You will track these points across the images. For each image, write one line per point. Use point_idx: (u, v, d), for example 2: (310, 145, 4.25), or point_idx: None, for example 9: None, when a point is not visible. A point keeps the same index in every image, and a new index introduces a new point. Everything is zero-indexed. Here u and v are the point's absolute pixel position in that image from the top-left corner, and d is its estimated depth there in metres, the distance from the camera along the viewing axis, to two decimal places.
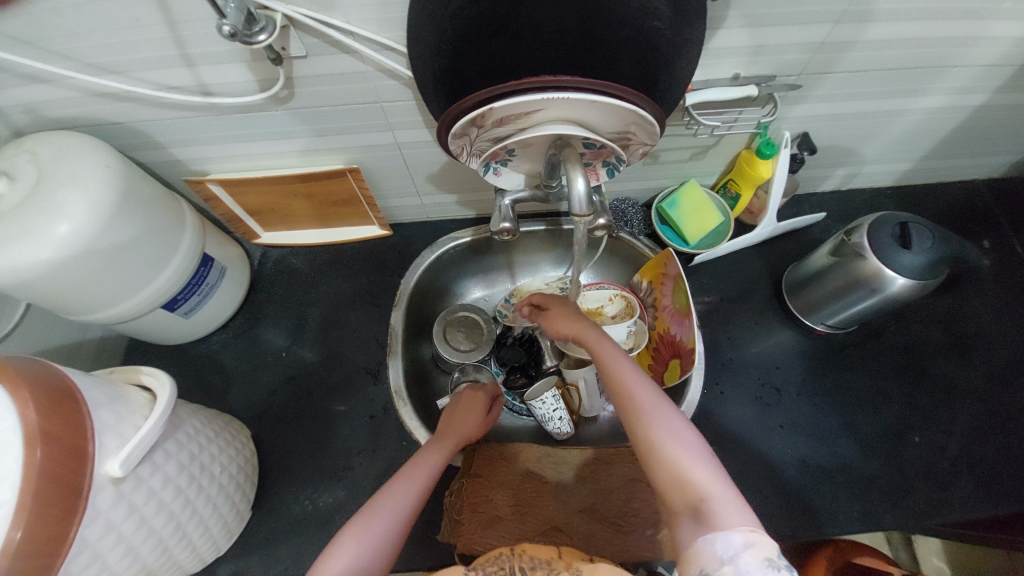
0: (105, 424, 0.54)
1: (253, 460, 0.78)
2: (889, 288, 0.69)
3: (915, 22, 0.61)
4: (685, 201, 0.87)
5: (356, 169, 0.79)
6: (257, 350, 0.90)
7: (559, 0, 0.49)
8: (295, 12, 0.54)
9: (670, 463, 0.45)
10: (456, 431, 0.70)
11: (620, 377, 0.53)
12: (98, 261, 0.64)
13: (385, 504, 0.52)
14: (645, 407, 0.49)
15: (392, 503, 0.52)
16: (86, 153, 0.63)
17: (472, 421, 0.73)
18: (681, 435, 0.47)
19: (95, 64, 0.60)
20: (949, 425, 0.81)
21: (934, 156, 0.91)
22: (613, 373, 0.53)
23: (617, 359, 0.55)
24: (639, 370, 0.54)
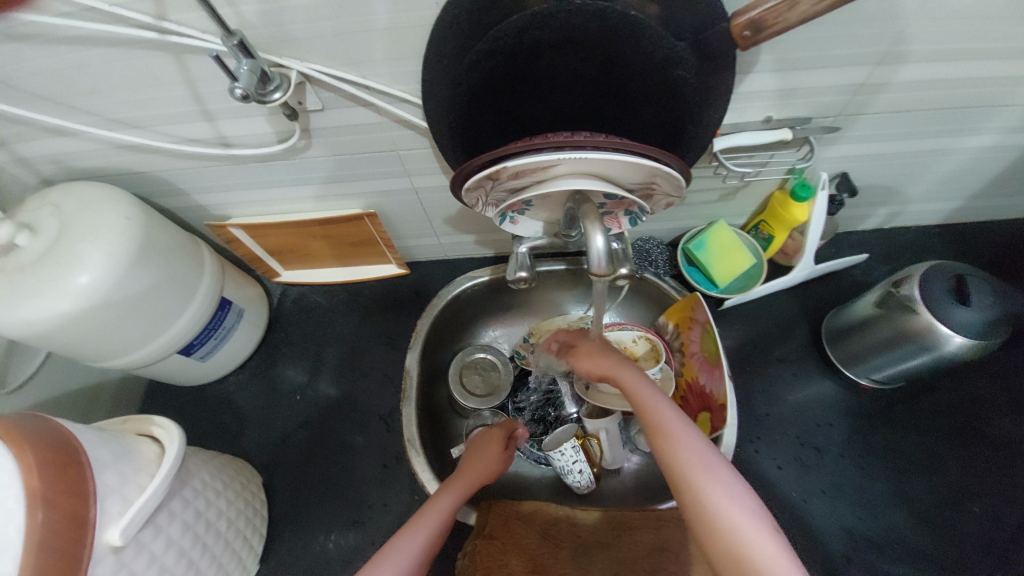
0: (108, 487, 0.53)
1: (261, 511, 0.77)
2: (944, 346, 0.64)
3: (968, 61, 0.56)
4: (713, 242, 0.83)
5: (373, 213, 0.79)
6: (273, 391, 0.90)
7: (579, 50, 0.47)
8: (309, 69, 0.53)
9: (724, 529, 0.40)
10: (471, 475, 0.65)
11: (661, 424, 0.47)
12: (114, 312, 0.64)
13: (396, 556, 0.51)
14: (692, 460, 0.43)
15: (400, 552, 0.51)
16: (107, 205, 0.64)
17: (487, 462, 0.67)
18: (738, 496, 0.42)
19: (120, 120, 0.61)
20: (1016, 495, 0.72)
21: (990, 194, 0.84)
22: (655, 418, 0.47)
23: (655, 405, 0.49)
24: (686, 417, 0.48)
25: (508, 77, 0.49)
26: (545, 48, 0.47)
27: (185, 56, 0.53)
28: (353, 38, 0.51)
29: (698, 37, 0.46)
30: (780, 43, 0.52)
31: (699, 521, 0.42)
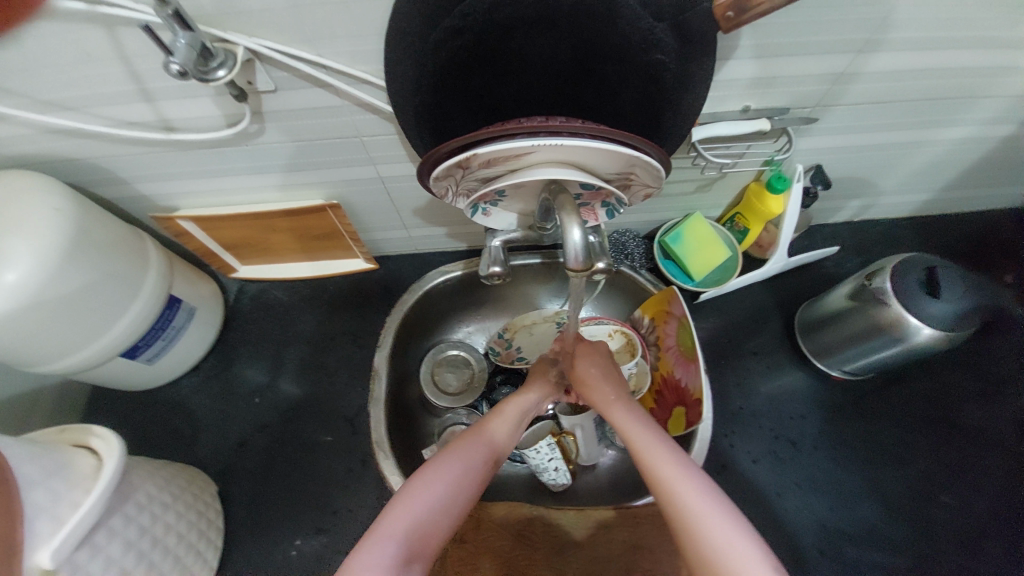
0: (36, 507, 0.48)
1: (217, 522, 0.72)
2: (916, 337, 0.64)
3: (943, 52, 0.56)
4: (690, 234, 0.82)
5: (337, 204, 0.74)
6: (231, 394, 0.84)
7: (552, 29, 0.44)
8: (260, 46, 0.48)
9: (712, 558, 0.39)
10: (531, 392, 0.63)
11: (652, 461, 0.46)
12: (46, 313, 0.58)
13: (456, 455, 0.49)
14: (683, 497, 0.42)
15: (464, 452, 0.49)
16: (33, 195, 0.58)
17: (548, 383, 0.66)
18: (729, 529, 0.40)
19: (44, 100, 0.55)
20: (978, 481, 0.75)
21: (954, 187, 0.85)
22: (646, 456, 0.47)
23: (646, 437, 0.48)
24: (678, 451, 0.47)
25: (478, 56, 0.46)
26: (517, 25, 0.44)
27: (116, 27, 0.47)
28: (307, 11, 0.46)
29: (679, 18, 0.43)
30: (762, 27, 0.50)
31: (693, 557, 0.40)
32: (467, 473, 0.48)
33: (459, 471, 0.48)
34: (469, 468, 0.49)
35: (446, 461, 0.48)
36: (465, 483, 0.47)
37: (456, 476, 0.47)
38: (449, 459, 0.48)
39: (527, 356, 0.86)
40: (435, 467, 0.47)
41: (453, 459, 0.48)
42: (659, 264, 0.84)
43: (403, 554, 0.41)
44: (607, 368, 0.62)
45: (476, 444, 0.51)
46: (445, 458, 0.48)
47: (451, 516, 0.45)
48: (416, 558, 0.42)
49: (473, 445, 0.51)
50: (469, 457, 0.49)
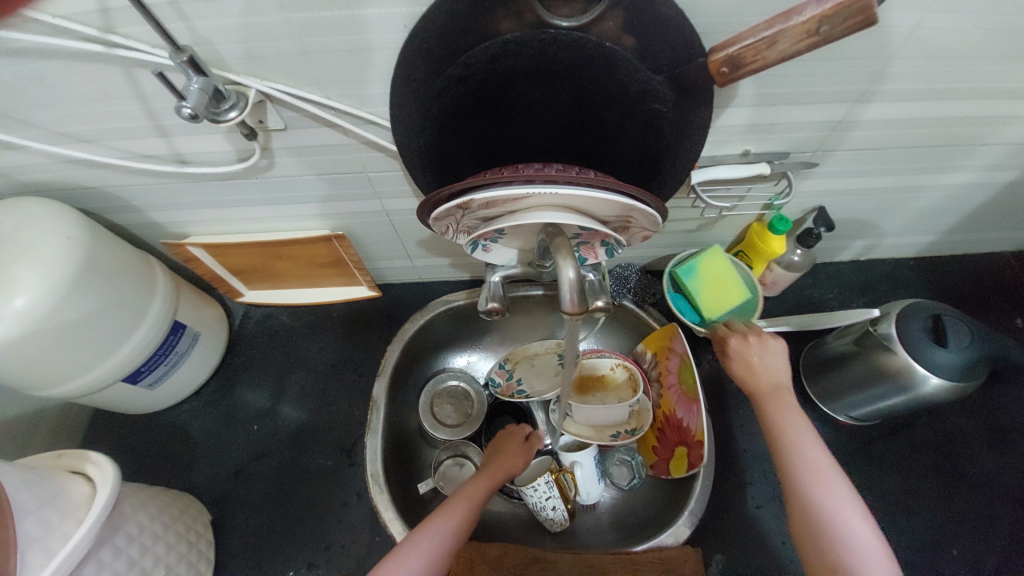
0: (29, 537, 0.48)
1: (207, 554, 0.71)
2: (922, 387, 0.62)
3: (943, 102, 0.56)
4: (704, 268, 0.76)
5: (342, 235, 0.75)
6: (230, 419, 0.84)
7: (551, 79, 0.45)
8: (270, 88, 0.50)
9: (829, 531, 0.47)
10: (506, 455, 0.68)
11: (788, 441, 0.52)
12: (53, 339, 0.59)
13: (451, 511, 0.57)
14: (813, 478, 0.50)
15: (447, 516, 0.56)
16: (50, 224, 0.60)
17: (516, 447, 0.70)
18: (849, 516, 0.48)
19: (65, 133, 0.57)
20: (992, 535, 0.72)
21: (961, 230, 0.85)
22: (787, 437, 0.53)
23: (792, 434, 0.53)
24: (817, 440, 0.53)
25: (480, 103, 0.47)
26: (517, 75, 0.45)
27: (135, 69, 0.49)
28: (316, 57, 0.48)
29: (675, 71, 0.44)
30: (757, 78, 0.51)
31: (806, 523, 0.49)
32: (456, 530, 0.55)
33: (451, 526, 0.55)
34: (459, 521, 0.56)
35: (442, 518, 0.56)
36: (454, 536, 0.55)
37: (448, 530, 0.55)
38: (441, 520, 0.55)
39: (528, 387, 0.84)
40: (429, 525, 0.55)
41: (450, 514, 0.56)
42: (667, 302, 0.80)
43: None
44: (767, 360, 0.59)
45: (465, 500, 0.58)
46: (439, 515, 0.56)
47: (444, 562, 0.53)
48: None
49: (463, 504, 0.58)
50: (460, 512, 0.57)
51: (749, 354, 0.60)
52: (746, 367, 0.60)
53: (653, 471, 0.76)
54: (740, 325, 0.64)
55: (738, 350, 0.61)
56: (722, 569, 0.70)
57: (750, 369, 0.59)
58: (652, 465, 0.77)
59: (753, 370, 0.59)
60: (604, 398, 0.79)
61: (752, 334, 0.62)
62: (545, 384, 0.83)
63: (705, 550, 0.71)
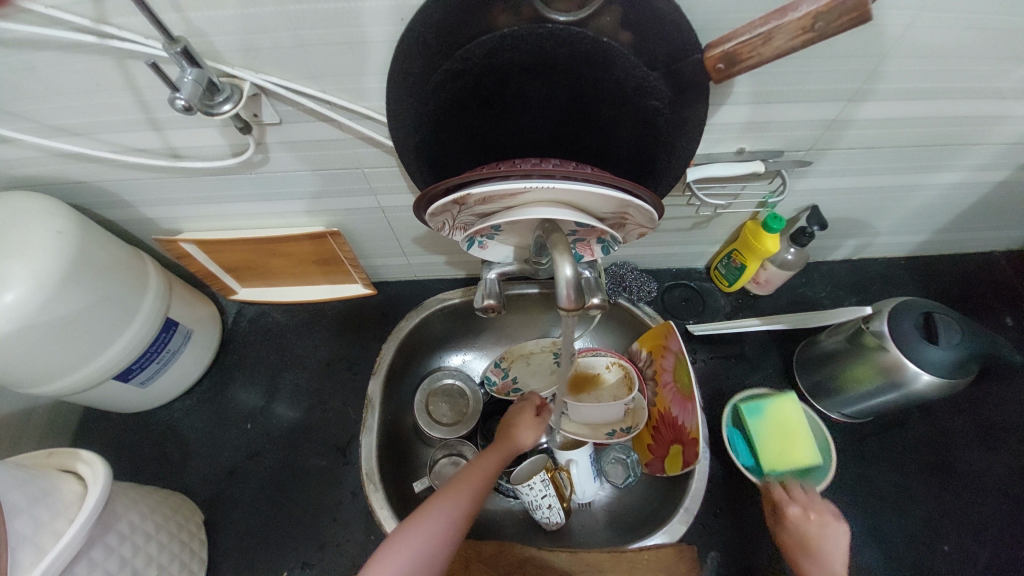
0: (19, 535, 0.48)
1: (200, 553, 0.70)
2: (913, 384, 0.63)
3: (934, 101, 0.57)
4: (772, 410, 0.72)
5: (338, 231, 0.75)
6: (223, 418, 0.84)
7: (548, 75, 0.45)
8: (265, 81, 0.50)
9: None
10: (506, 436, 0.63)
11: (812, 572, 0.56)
12: (43, 334, 0.58)
13: (448, 496, 0.53)
14: None
15: (454, 494, 0.53)
16: (40, 218, 0.59)
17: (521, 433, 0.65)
18: None
19: (56, 126, 0.56)
20: (984, 531, 0.72)
21: (951, 229, 0.86)
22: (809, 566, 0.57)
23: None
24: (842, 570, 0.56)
25: (477, 98, 0.47)
26: (514, 70, 0.45)
27: (128, 61, 0.49)
28: (313, 51, 0.48)
29: (672, 67, 0.44)
30: (753, 76, 0.52)
31: None
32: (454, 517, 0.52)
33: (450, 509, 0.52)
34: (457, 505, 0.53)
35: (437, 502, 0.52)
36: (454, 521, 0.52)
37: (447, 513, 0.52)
38: (435, 506, 0.52)
39: (523, 385, 0.84)
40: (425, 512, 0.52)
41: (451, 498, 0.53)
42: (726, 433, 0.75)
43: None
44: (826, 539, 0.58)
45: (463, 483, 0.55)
46: (436, 499, 0.53)
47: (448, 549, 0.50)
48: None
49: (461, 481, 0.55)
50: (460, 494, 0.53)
51: (805, 527, 0.59)
52: (801, 534, 0.59)
53: (648, 469, 0.77)
54: (795, 490, 0.64)
55: (795, 515, 0.61)
56: (717, 566, 0.70)
57: (807, 540, 0.58)
58: (647, 463, 0.77)
59: (824, 548, 0.57)
60: (600, 396, 0.79)
61: (806, 504, 0.61)
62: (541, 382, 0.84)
63: (700, 546, 0.71)
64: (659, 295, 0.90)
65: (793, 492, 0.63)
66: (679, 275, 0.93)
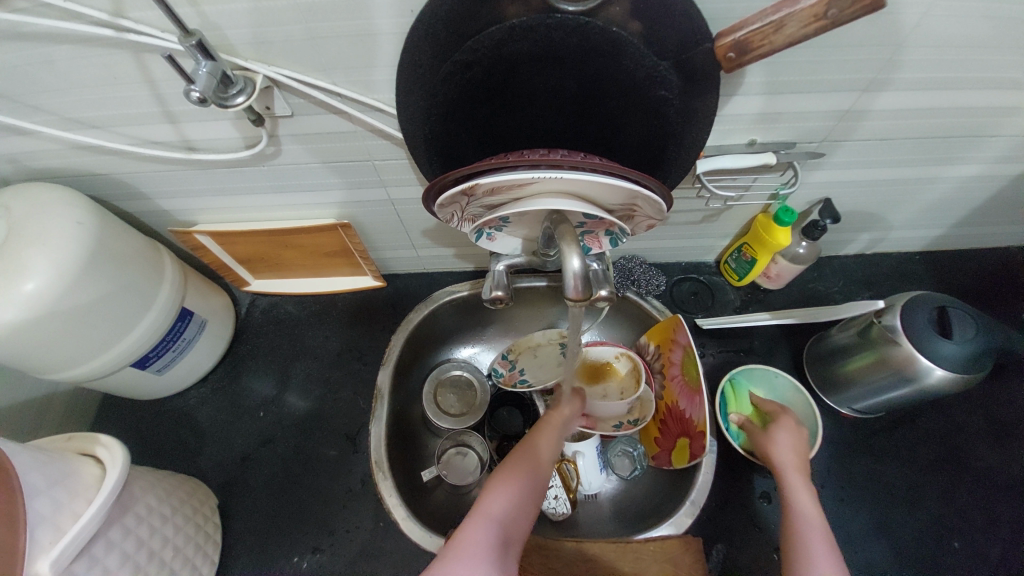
0: (41, 515, 0.49)
1: (215, 536, 0.72)
2: (926, 378, 0.63)
3: (951, 92, 0.56)
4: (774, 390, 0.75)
5: (348, 223, 0.75)
6: (236, 406, 0.85)
7: (558, 65, 0.45)
8: (277, 74, 0.51)
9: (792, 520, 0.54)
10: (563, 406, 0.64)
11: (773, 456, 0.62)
12: (64, 322, 0.60)
13: (530, 461, 0.53)
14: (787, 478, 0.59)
15: (524, 457, 0.54)
16: (61, 209, 0.61)
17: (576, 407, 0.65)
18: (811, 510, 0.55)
19: (75, 119, 0.58)
20: (997, 529, 0.71)
21: (968, 223, 0.84)
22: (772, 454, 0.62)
23: (796, 477, 0.58)
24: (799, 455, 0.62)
25: (486, 89, 0.47)
26: (523, 61, 0.45)
27: (144, 54, 0.50)
28: (324, 43, 0.49)
29: (682, 57, 0.44)
30: (764, 66, 0.51)
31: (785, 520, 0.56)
32: (536, 483, 0.52)
33: (533, 475, 0.52)
34: (540, 471, 0.53)
35: (523, 467, 0.52)
36: (537, 488, 0.52)
37: (530, 479, 0.52)
38: (520, 468, 0.52)
39: (531, 377, 0.84)
40: (507, 475, 0.51)
41: (533, 465, 0.53)
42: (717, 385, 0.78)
43: (500, 547, 0.46)
44: (796, 436, 0.64)
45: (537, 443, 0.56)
46: (516, 459, 0.53)
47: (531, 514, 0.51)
48: (510, 547, 0.47)
49: (539, 449, 0.55)
50: (540, 459, 0.54)
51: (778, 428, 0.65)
52: (768, 437, 0.64)
53: (655, 462, 0.77)
54: (772, 407, 0.69)
55: (779, 425, 0.65)
56: (723, 559, 0.70)
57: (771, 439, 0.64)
58: (654, 456, 0.77)
59: (770, 439, 0.64)
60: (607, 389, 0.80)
61: (787, 418, 0.66)
62: (546, 372, 0.84)
63: (706, 539, 0.71)
64: (668, 289, 0.90)
65: (772, 408, 0.69)
66: (688, 268, 0.92)
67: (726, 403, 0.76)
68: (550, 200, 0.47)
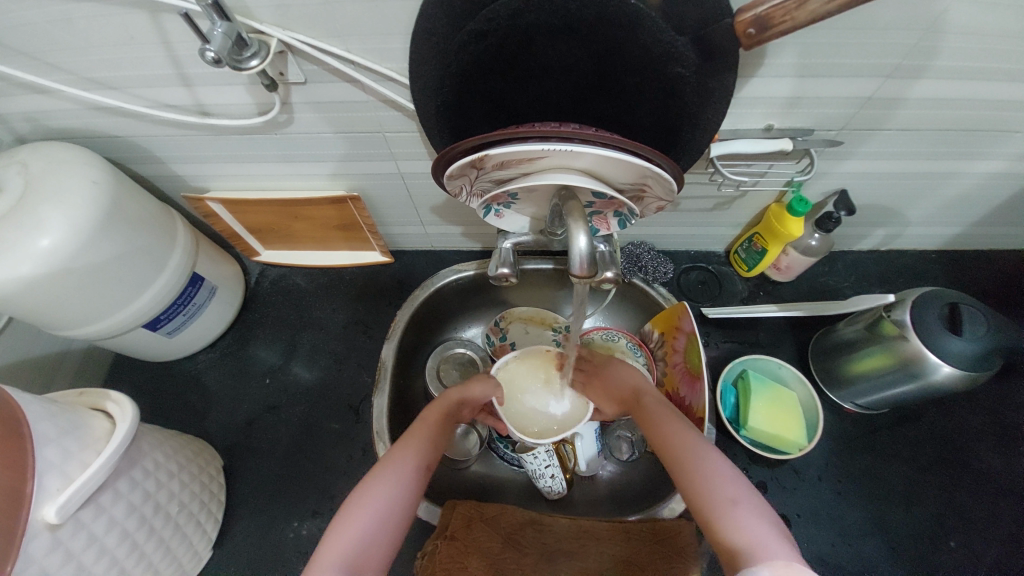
0: (50, 463, 0.51)
1: (219, 495, 0.75)
2: (932, 375, 0.62)
3: (978, 83, 0.54)
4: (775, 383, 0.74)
5: (357, 196, 0.76)
6: (243, 373, 0.87)
7: (574, 37, 0.45)
8: (291, 38, 0.51)
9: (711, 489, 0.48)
10: (446, 395, 0.64)
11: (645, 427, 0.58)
12: (79, 280, 0.62)
13: (398, 468, 0.52)
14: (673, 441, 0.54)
15: (395, 465, 0.52)
16: (77, 168, 0.62)
17: (471, 400, 0.65)
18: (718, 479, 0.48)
19: (91, 78, 0.59)
20: (994, 529, 0.71)
21: (987, 223, 0.82)
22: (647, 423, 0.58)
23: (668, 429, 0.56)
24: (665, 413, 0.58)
25: (500, 61, 0.47)
26: (538, 32, 0.45)
27: (160, 14, 0.50)
28: (339, 8, 0.48)
29: (702, 32, 0.44)
30: (786, 47, 0.50)
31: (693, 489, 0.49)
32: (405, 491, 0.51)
33: (400, 485, 0.51)
34: (410, 475, 0.52)
35: (386, 476, 0.51)
36: (408, 495, 0.51)
37: (398, 492, 0.50)
38: (386, 476, 0.51)
39: None
40: (373, 488, 0.50)
41: (378, 493, 0.50)
42: (719, 378, 0.77)
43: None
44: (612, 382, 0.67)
45: (416, 441, 0.55)
46: (388, 465, 0.52)
47: (399, 526, 0.49)
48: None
49: (407, 451, 0.54)
50: (402, 473, 0.52)
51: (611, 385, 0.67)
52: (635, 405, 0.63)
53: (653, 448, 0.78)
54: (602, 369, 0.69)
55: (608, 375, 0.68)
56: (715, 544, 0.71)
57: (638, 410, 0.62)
58: None
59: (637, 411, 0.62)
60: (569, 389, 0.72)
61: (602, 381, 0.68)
62: None
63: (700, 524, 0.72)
64: (675, 278, 0.89)
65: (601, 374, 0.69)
66: (697, 257, 0.92)
67: (728, 393, 0.76)
68: (560, 175, 0.46)
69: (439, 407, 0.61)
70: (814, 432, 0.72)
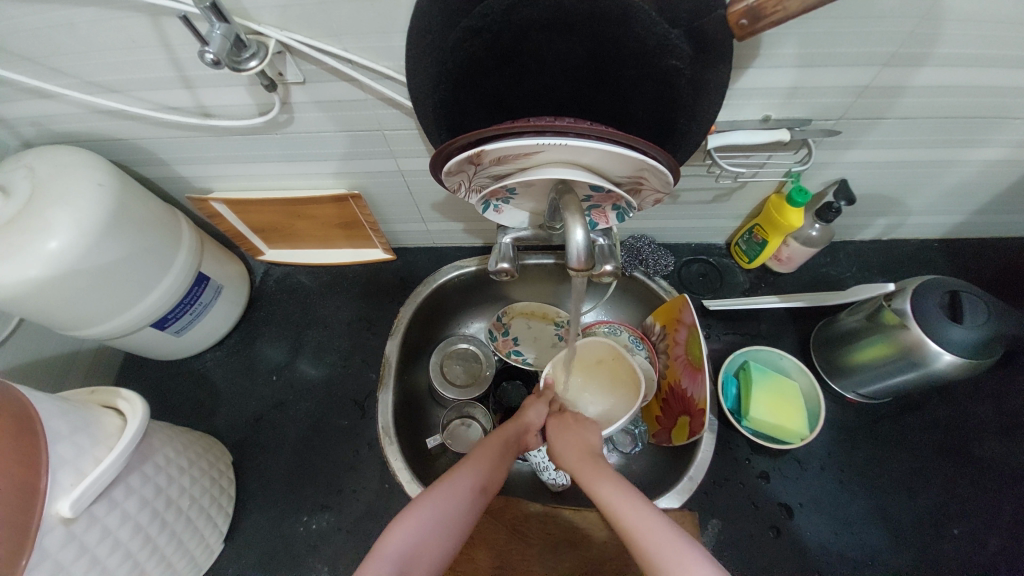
0: (65, 458, 0.52)
1: (229, 491, 0.76)
2: (933, 363, 0.62)
3: (976, 70, 0.54)
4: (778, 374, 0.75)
5: (359, 194, 0.76)
6: (250, 370, 0.88)
7: (568, 32, 0.45)
8: (289, 39, 0.51)
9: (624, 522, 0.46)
10: (509, 424, 0.64)
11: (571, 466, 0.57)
12: (88, 281, 0.63)
13: (458, 486, 0.53)
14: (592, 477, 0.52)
15: (454, 481, 0.53)
16: (84, 170, 0.63)
17: (527, 427, 0.65)
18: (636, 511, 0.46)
19: (94, 82, 0.59)
20: (998, 516, 0.71)
21: (990, 211, 0.82)
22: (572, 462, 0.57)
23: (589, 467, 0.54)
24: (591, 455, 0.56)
25: (495, 56, 0.47)
26: (533, 28, 0.45)
27: (160, 17, 0.51)
28: (336, 8, 0.49)
29: (696, 23, 0.44)
30: (781, 37, 0.50)
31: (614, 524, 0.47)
32: (458, 507, 0.52)
33: (455, 501, 0.52)
34: (469, 493, 0.53)
35: (445, 488, 0.52)
36: (462, 514, 0.51)
37: (452, 507, 0.51)
38: (445, 489, 0.52)
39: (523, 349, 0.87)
40: (430, 497, 0.51)
41: (433, 501, 0.51)
42: (720, 370, 0.78)
43: None
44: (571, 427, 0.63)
45: (477, 464, 0.56)
46: (449, 480, 0.53)
47: (446, 542, 0.49)
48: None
49: (470, 470, 0.55)
50: (458, 489, 0.53)
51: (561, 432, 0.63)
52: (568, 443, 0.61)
53: (655, 439, 0.78)
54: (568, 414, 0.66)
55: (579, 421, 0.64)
56: (719, 534, 0.71)
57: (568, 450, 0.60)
58: (655, 434, 0.79)
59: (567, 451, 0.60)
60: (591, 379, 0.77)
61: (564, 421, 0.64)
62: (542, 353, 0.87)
63: (702, 514, 0.72)
64: (676, 270, 0.90)
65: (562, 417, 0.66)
66: (698, 250, 0.92)
67: (730, 384, 0.76)
68: (553, 171, 0.47)
69: (501, 434, 0.62)
70: (815, 421, 0.72)
